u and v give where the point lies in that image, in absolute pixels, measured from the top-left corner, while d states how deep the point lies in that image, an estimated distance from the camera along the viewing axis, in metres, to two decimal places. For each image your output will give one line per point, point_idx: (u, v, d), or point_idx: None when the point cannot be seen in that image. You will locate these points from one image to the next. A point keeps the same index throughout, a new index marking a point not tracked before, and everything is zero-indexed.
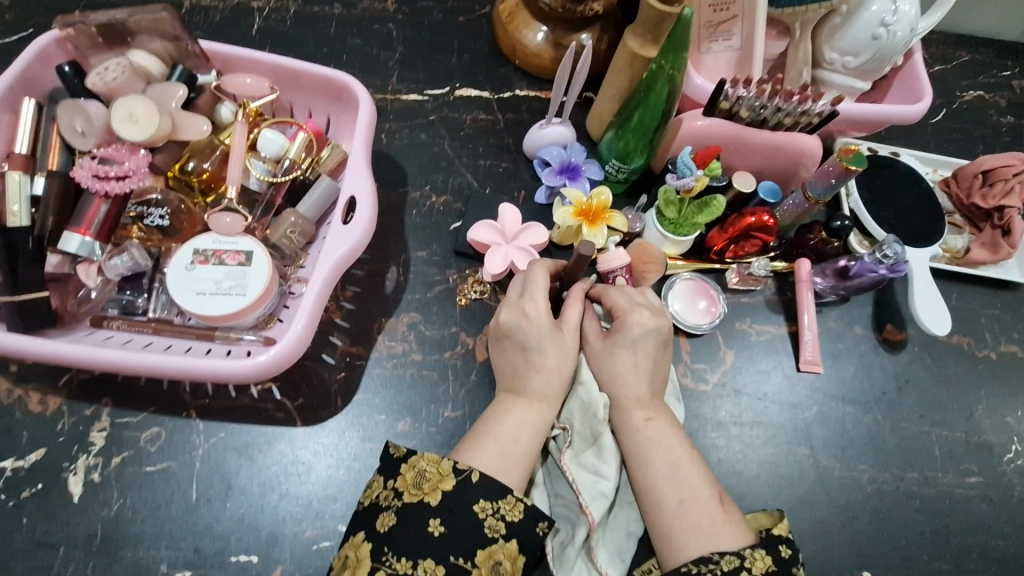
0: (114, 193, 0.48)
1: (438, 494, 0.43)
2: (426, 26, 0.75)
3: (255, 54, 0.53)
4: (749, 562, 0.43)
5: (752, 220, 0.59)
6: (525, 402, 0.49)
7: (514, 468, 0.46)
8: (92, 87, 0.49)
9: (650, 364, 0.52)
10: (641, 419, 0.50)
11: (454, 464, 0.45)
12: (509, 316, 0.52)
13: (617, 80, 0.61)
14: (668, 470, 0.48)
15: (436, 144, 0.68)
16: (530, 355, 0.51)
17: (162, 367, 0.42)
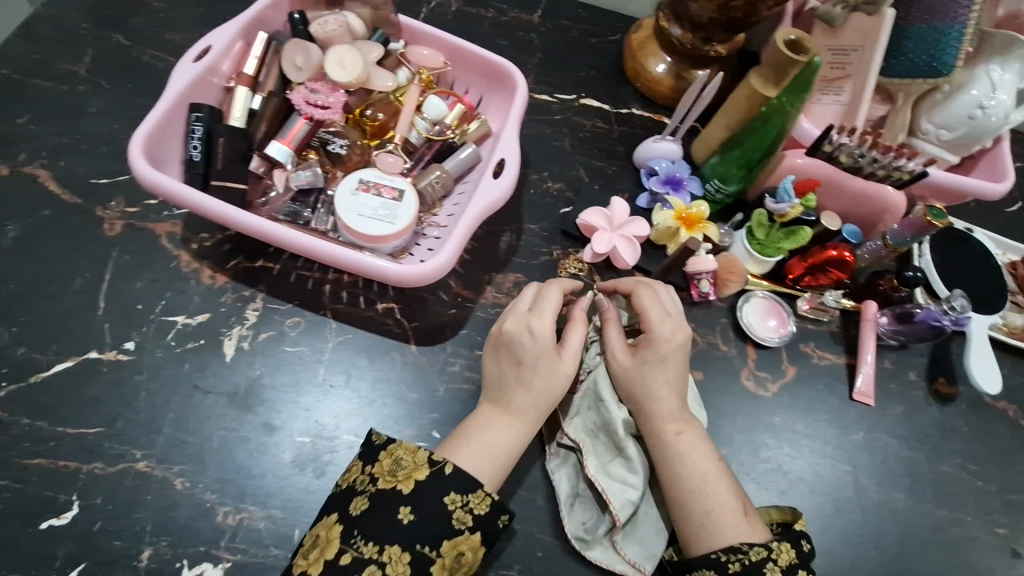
0: (317, 118, 0.58)
1: (410, 482, 0.46)
2: (563, 41, 0.85)
3: (439, 32, 0.64)
4: (775, 553, 0.48)
5: (834, 254, 0.66)
6: (509, 416, 0.51)
7: (488, 463, 0.49)
8: (314, 34, 0.60)
9: (678, 379, 0.55)
10: (672, 431, 0.53)
11: (430, 456, 0.48)
12: (509, 329, 0.53)
13: (733, 111, 0.68)
14: (703, 479, 0.51)
15: (557, 140, 0.77)
16: (524, 370, 0.52)
17: (340, 259, 0.51)
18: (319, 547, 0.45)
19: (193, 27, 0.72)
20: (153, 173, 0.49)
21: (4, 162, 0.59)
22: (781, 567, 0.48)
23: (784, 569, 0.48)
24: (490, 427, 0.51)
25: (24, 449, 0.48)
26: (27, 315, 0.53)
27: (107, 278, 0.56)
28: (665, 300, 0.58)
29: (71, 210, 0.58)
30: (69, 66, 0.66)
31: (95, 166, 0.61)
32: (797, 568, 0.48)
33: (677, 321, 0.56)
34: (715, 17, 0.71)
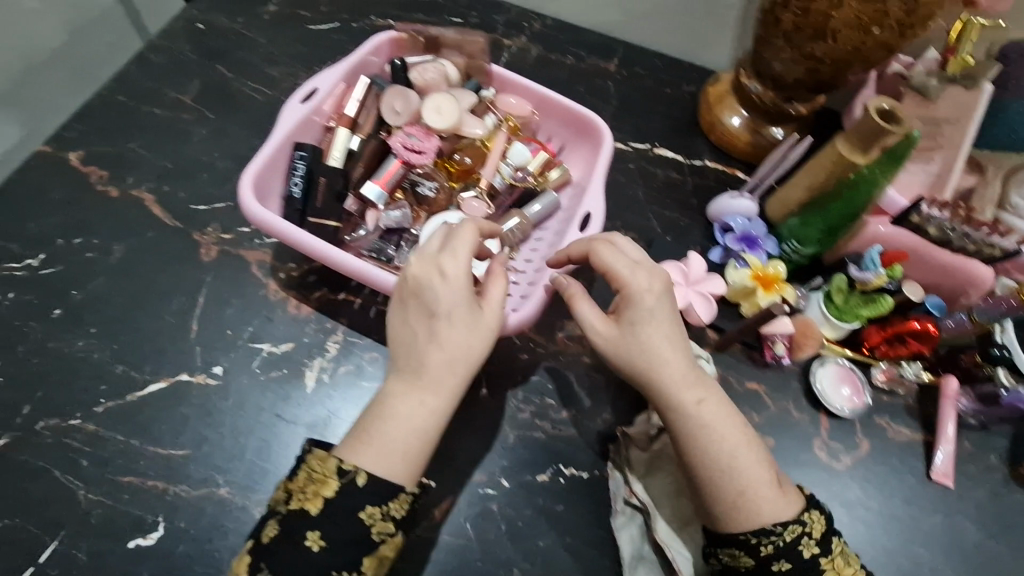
0: (409, 162, 0.60)
1: (317, 502, 0.42)
2: (639, 90, 0.86)
3: (531, 83, 0.65)
4: (809, 527, 0.46)
5: (916, 326, 0.64)
6: (425, 386, 0.45)
7: (395, 457, 0.43)
8: (413, 80, 0.62)
9: (673, 333, 0.49)
10: (692, 401, 0.47)
11: (338, 465, 0.43)
12: (418, 276, 0.46)
13: (816, 173, 0.67)
14: (729, 452, 0.47)
15: (631, 189, 0.77)
16: (440, 324, 0.45)
17: None
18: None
19: (291, 63, 0.76)
20: (262, 210, 0.52)
21: (114, 184, 0.63)
22: (817, 540, 0.46)
23: (819, 542, 0.46)
24: (402, 400, 0.45)
25: (118, 466, 0.50)
26: (126, 334, 0.55)
27: (201, 302, 0.58)
28: (627, 247, 0.52)
29: (172, 234, 0.61)
30: (177, 96, 0.70)
31: (195, 193, 0.64)
32: (831, 538, 0.47)
33: (648, 267, 0.50)
34: (801, 79, 0.71)
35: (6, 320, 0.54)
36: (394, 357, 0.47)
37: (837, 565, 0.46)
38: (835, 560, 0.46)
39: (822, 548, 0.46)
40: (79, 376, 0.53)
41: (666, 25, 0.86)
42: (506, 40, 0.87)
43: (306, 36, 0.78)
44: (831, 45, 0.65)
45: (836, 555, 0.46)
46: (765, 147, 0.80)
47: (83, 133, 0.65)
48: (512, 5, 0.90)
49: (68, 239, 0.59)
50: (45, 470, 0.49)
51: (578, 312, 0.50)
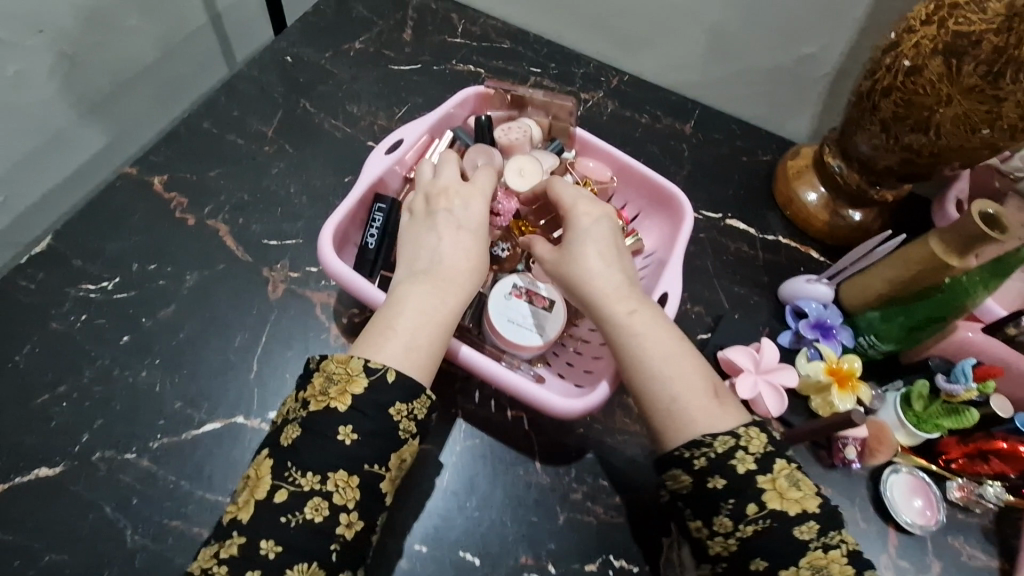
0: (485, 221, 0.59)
1: (346, 398, 0.42)
2: (714, 155, 0.85)
3: (614, 149, 0.64)
4: (744, 441, 0.44)
5: (1004, 445, 0.60)
6: (437, 282, 0.49)
7: (420, 353, 0.46)
8: (497, 139, 0.62)
9: (610, 253, 0.54)
10: (624, 311, 0.50)
11: (366, 363, 0.43)
12: (441, 198, 0.54)
13: (903, 268, 0.63)
14: (662, 358, 0.48)
15: (700, 260, 0.75)
16: (465, 235, 0.53)
17: (505, 381, 0.51)
18: (249, 489, 0.41)
19: (371, 102, 0.77)
20: (340, 264, 0.52)
21: (192, 212, 0.64)
22: (753, 457, 0.44)
23: (756, 458, 0.44)
24: (412, 295, 0.49)
25: (167, 508, 0.49)
26: (189, 368, 0.55)
27: (263, 341, 0.58)
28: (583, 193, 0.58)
29: (242, 267, 0.61)
30: (260, 127, 0.71)
31: (268, 227, 0.64)
32: (774, 457, 0.44)
33: (595, 205, 0.57)
34: (893, 166, 0.68)
35: (76, 342, 0.54)
36: (408, 267, 0.51)
37: (779, 485, 0.43)
38: (778, 481, 0.43)
39: (761, 466, 0.43)
40: (139, 408, 0.53)
41: (747, 92, 0.85)
42: (582, 94, 0.87)
43: (388, 78, 0.80)
44: (933, 138, 0.62)
45: (778, 475, 0.43)
46: (843, 227, 0.77)
47: (168, 158, 0.66)
48: (590, 58, 0.90)
49: (143, 264, 0.59)
50: (95, 505, 0.48)
51: (533, 247, 0.56)
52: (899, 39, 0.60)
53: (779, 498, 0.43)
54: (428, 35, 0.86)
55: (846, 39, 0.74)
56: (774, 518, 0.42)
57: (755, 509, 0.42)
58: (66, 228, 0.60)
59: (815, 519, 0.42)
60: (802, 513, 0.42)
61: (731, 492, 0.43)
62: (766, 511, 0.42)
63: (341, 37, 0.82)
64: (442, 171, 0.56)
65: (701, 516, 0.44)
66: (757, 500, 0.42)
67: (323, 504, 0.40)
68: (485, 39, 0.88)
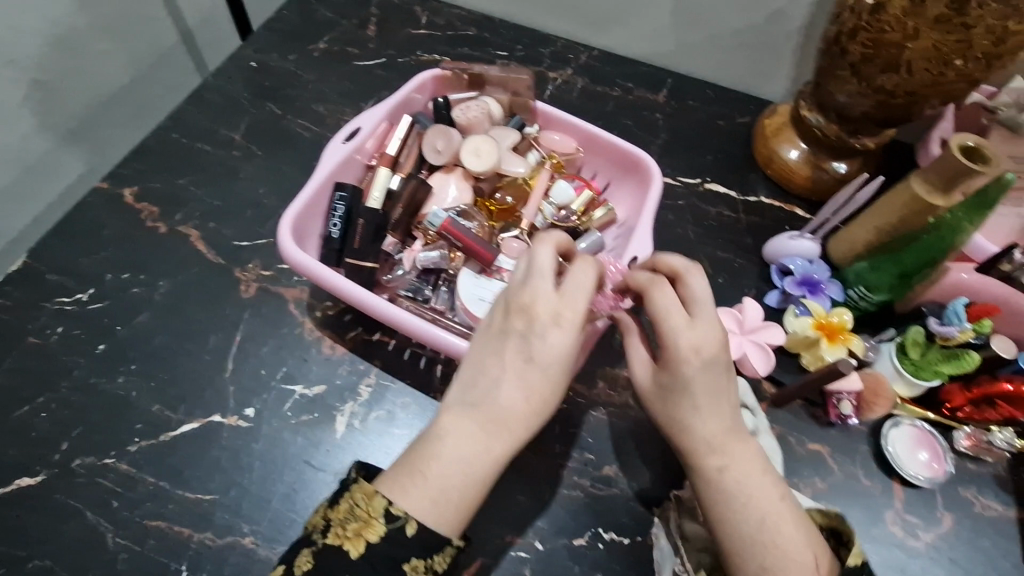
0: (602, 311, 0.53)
1: (361, 543, 0.40)
2: (690, 122, 0.83)
3: (576, 120, 0.63)
4: None
5: (1007, 388, 0.57)
6: (487, 425, 0.44)
7: (449, 506, 0.42)
8: (455, 118, 0.61)
9: (710, 397, 0.46)
10: (715, 468, 0.46)
11: (387, 507, 0.41)
12: (523, 314, 0.46)
13: (889, 214, 0.61)
14: (756, 522, 0.43)
15: (680, 227, 0.73)
16: (535, 371, 0.45)
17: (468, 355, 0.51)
18: None
19: (337, 99, 0.77)
20: (300, 254, 0.52)
21: (163, 220, 0.64)
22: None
23: None
24: (461, 433, 0.44)
25: (147, 509, 0.49)
26: (165, 372, 0.55)
27: (238, 341, 0.58)
28: (694, 301, 0.47)
29: (215, 270, 0.62)
30: (228, 133, 0.72)
31: (240, 229, 0.65)
32: None
33: (708, 322, 0.46)
34: (869, 112, 0.66)
35: (55, 355, 0.55)
36: (463, 388, 0.46)
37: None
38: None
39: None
40: (116, 414, 0.53)
41: (717, 56, 0.83)
42: (551, 73, 0.86)
43: (355, 73, 0.80)
44: (906, 77, 0.60)
45: None
46: (827, 184, 0.75)
47: (139, 170, 0.67)
48: (558, 38, 0.89)
49: (116, 274, 0.60)
50: (78, 511, 0.49)
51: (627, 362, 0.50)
52: None
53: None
54: (393, 29, 0.86)
55: None
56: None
57: None
58: (41, 246, 0.61)
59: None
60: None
61: None
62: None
63: (305, 39, 0.82)
64: (535, 273, 0.47)
65: None
66: None
67: None
68: (451, 28, 0.87)
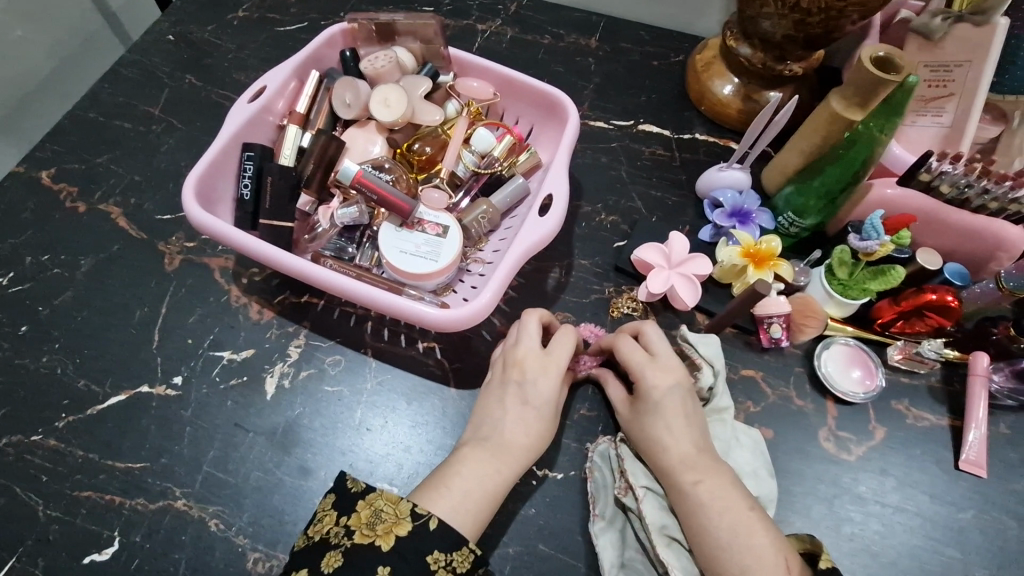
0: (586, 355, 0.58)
1: (391, 538, 0.42)
2: (622, 64, 0.82)
3: (490, 64, 0.62)
4: None
5: (933, 297, 0.57)
6: (495, 456, 0.48)
7: (470, 513, 0.45)
8: (364, 70, 0.60)
9: (680, 419, 0.49)
10: (689, 482, 0.46)
11: (413, 507, 0.44)
12: (514, 366, 0.53)
13: (811, 135, 0.61)
14: (731, 533, 0.43)
15: (614, 168, 0.73)
16: (531, 411, 0.51)
17: (378, 302, 0.50)
18: None
19: (259, 67, 0.76)
20: (205, 215, 0.51)
21: (83, 200, 0.63)
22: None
23: None
24: (471, 464, 0.48)
25: (77, 481, 0.49)
26: (90, 348, 0.55)
27: (164, 312, 0.58)
28: (653, 342, 0.53)
29: (137, 245, 0.61)
30: (146, 108, 0.71)
31: (162, 203, 0.64)
32: None
33: (669, 360, 0.52)
34: (789, 33, 0.65)
35: None
36: (474, 427, 0.51)
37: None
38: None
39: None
40: (42, 391, 0.53)
41: None
42: (480, 25, 0.84)
43: (278, 40, 0.79)
44: None
45: None
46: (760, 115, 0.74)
47: (56, 152, 0.66)
48: None
49: (37, 256, 0.59)
50: (7, 487, 0.49)
51: (609, 401, 0.54)
52: None
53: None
54: None
55: None
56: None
57: None
58: None
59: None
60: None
61: None
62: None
63: (224, 7, 0.80)
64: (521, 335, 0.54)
65: None
66: None
67: None
68: None
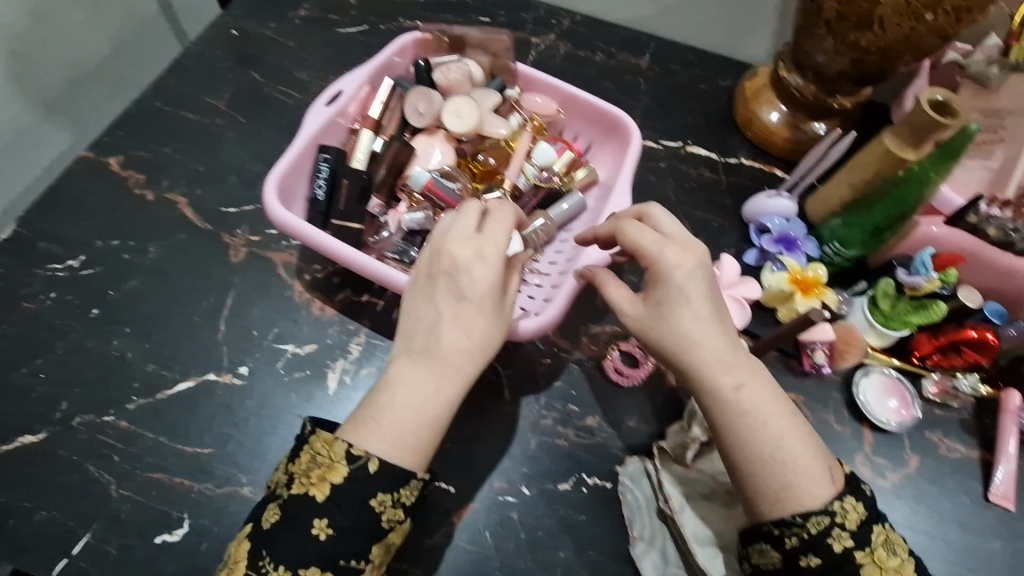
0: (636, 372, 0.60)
1: (324, 486, 0.40)
2: (671, 85, 0.84)
3: (557, 81, 0.64)
4: (840, 518, 0.40)
5: (972, 335, 0.59)
6: (449, 368, 0.43)
7: (410, 447, 0.41)
8: (437, 81, 0.62)
9: (710, 310, 0.44)
10: (729, 384, 0.42)
11: (348, 449, 0.40)
12: (450, 252, 0.45)
13: (862, 170, 0.63)
14: (776, 440, 0.41)
15: (662, 188, 0.75)
16: (468, 306, 0.44)
17: None
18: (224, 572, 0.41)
19: (320, 67, 0.77)
20: (285, 213, 0.53)
21: (151, 188, 0.65)
22: (850, 531, 0.40)
23: (852, 534, 0.40)
24: (405, 379, 0.43)
25: (148, 463, 0.51)
26: (159, 334, 0.57)
27: (229, 303, 0.59)
28: (662, 225, 0.48)
29: (203, 236, 0.63)
30: (210, 101, 0.72)
31: (226, 196, 0.65)
32: (870, 527, 0.41)
33: (685, 241, 0.46)
34: (844, 70, 0.67)
35: (48, 319, 0.56)
36: (405, 339, 0.45)
37: (877, 557, 0.40)
38: (876, 553, 0.40)
39: (859, 541, 0.40)
40: (112, 374, 0.54)
41: (697, 18, 0.83)
42: (533, 39, 0.86)
43: (337, 40, 0.80)
44: (879, 34, 0.61)
45: (877, 547, 0.40)
46: (805, 143, 0.76)
47: (122, 139, 0.67)
48: (540, 2, 0.88)
49: (106, 241, 0.61)
50: (79, 465, 0.50)
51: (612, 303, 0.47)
52: None
53: (877, 570, 0.40)
54: None
55: None
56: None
57: None
58: (28, 214, 0.61)
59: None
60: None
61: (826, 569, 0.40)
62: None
63: (285, 5, 0.82)
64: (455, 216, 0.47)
65: None
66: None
67: None
68: None
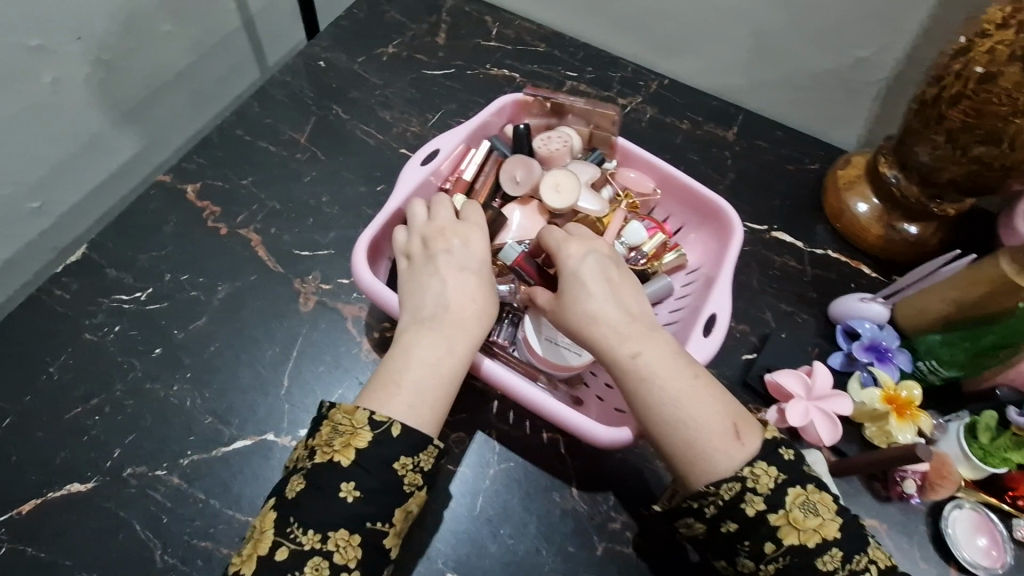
0: None
1: (350, 452, 0.41)
2: (759, 163, 0.81)
3: (658, 160, 0.61)
4: (750, 482, 0.42)
5: None
6: (449, 331, 0.47)
7: (426, 409, 0.43)
8: (536, 149, 0.60)
9: (604, 289, 0.50)
10: (626, 353, 0.46)
11: (370, 416, 0.42)
12: (440, 238, 0.52)
13: (970, 288, 0.58)
14: (675, 405, 0.44)
15: (744, 275, 0.71)
16: (470, 276, 0.50)
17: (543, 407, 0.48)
18: (252, 542, 0.40)
19: (404, 108, 0.75)
20: (371, 278, 0.51)
21: (224, 221, 0.63)
22: (762, 495, 0.42)
23: (765, 498, 0.42)
24: (420, 345, 0.46)
25: (195, 528, 0.48)
26: (219, 383, 0.54)
27: (294, 355, 0.56)
28: (575, 231, 0.55)
29: (273, 279, 0.60)
30: (292, 133, 0.70)
31: (300, 238, 0.63)
32: (786, 489, 0.42)
33: (586, 236, 0.54)
34: (957, 179, 0.63)
35: (110, 354, 0.54)
36: (414, 313, 0.48)
37: (793, 518, 0.42)
38: (793, 515, 0.42)
39: (772, 504, 0.42)
40: (169, 423, 0.52)
41: (793, 96, 0.80)
42: (620, 100, 0.83)
43: (423, 82, 0.78)
44: (1005, 151, 0.58)
45: (793, 509, 0.42)
46: (901, 244, 0.72)
47: (202, 165, 0.66)
48: (628, 61, 0.86)
49: (175, 275, 0.59)
50: (126, 523, 0.48)
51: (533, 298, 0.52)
52: (970, 44, 0.56)
53: (796, 532, 0.42)
54: (462, 38, 0.83)
55: (905, 42, 0.69)
56: (793, 555, 0.41)
57: (772, 548, 0.42)
58: (101, 237, 0.60)
59: (838, 546, 0.41)
60: (822, 544, 0.41)
61: (744, 535, 0.42)
62: (784, 549, 0.42)
63: (374, 41, 0.80)
64: (435, 209, 0.54)
65: (723, 557, 0.44)
66: (773, 539, 0.42)
67: (323, 564, 0.39)
68: (521, 42, 0.85)
